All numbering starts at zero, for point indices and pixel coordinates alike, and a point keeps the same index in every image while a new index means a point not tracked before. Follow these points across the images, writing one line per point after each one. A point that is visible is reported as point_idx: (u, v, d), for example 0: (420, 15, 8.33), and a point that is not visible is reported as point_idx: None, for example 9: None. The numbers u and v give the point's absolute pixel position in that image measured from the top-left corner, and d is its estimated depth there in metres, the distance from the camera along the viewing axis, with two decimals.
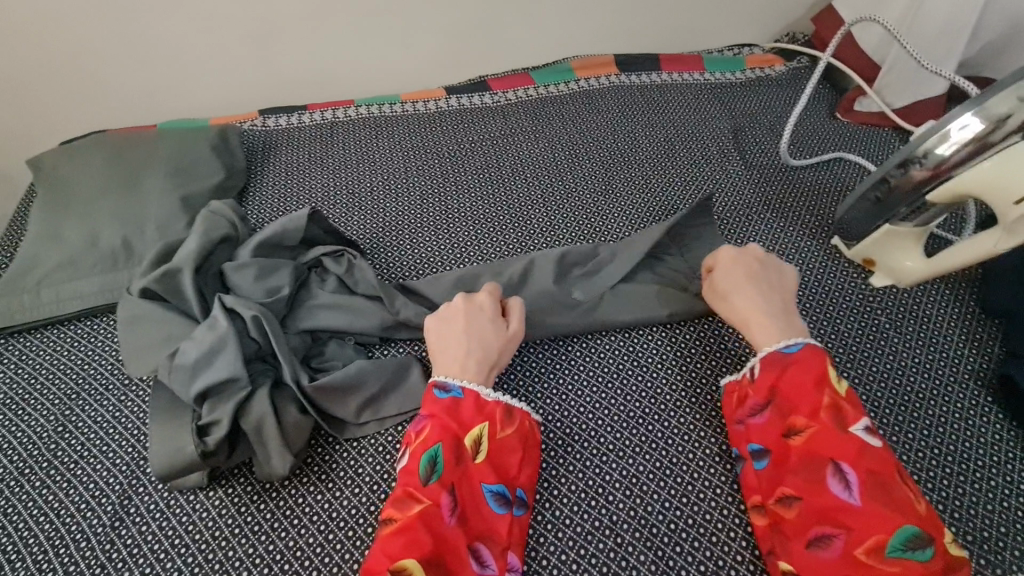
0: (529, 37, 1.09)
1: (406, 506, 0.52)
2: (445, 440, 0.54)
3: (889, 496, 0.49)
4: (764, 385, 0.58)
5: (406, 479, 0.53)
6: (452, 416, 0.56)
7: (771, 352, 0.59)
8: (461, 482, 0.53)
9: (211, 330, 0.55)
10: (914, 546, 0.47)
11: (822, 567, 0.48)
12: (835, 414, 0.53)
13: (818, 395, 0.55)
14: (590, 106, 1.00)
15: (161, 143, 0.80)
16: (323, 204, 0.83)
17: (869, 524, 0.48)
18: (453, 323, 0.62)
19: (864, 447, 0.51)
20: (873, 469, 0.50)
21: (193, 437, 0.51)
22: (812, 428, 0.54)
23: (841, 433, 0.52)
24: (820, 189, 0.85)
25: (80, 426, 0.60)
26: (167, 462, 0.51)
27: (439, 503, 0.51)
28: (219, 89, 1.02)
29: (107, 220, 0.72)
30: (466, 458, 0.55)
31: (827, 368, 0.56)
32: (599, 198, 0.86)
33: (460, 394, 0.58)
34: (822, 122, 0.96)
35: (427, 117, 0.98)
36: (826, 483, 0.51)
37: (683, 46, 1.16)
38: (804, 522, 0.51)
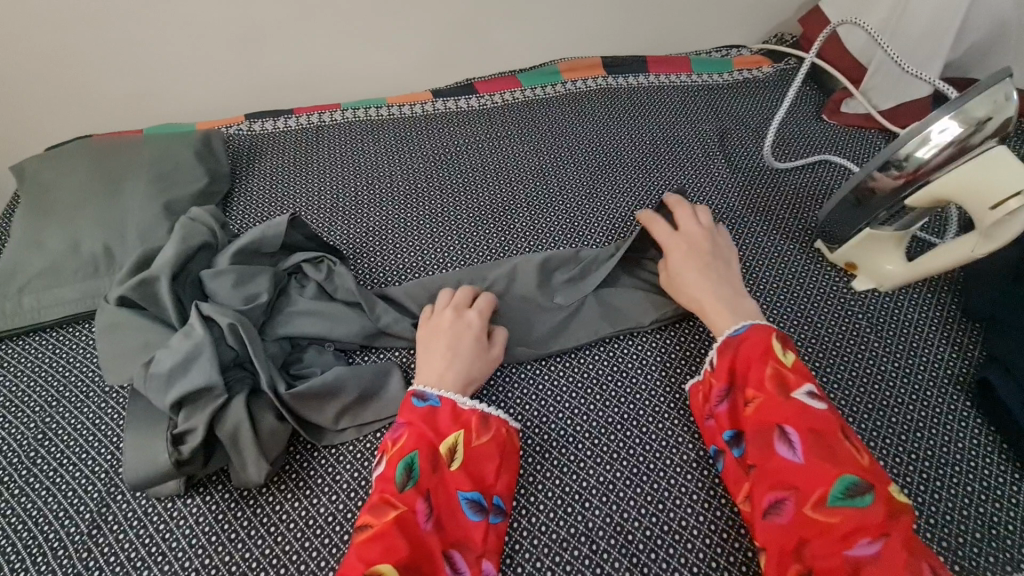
0: (516, 40, 1.09)
1: (382, 512, 0.51)
2: (421, 448, 0.55)
3: (830, 451, 0.51)
4: (719, 367, 0.60)
5: (382, 486, 0.53)
6: (429, 422, 0.57)
7: (724, 338, 0.62)
8: (436, 489, 0.54)
9: (187, 338, 0.55)
10: (854, 494, 0.48)
11: (776, 531, 0.50)
12: (779, 383, 0.55)
13: (762, 367, 0.57)
14: (577, 108, 1.00)
15: (144, 149, 0.80)
16: (306, 210, 0.83)
17: (813, 480, 0.50)
18: (438, 338, 0.63)
19: (805, 409, 0.53)
20: (814, 427, 0.52)
21: (168, 445, 0.51)
22: (759, 399, 0.56)
23: (784, 399, 0.54)
24: (804, 192, 0.85)
25: (60, 434, 0.60)
26: (141, 471, 0.51)
27: (414, 509, 0.51)
28: (205, 93, 1.02)
29: (89, 227, 0.72)
30: (443, 465, 0.55)
31: (772, 341, 0.59)
32: (584, 201, 0.86)
33: (437, 402, 0.58)
34: (808, 124, 0.96)
35: (413, 121, 0.98)
36: (773, 448, 0.53)
37: (671, 47, 1.16)
38: (758, 490, 0.52)
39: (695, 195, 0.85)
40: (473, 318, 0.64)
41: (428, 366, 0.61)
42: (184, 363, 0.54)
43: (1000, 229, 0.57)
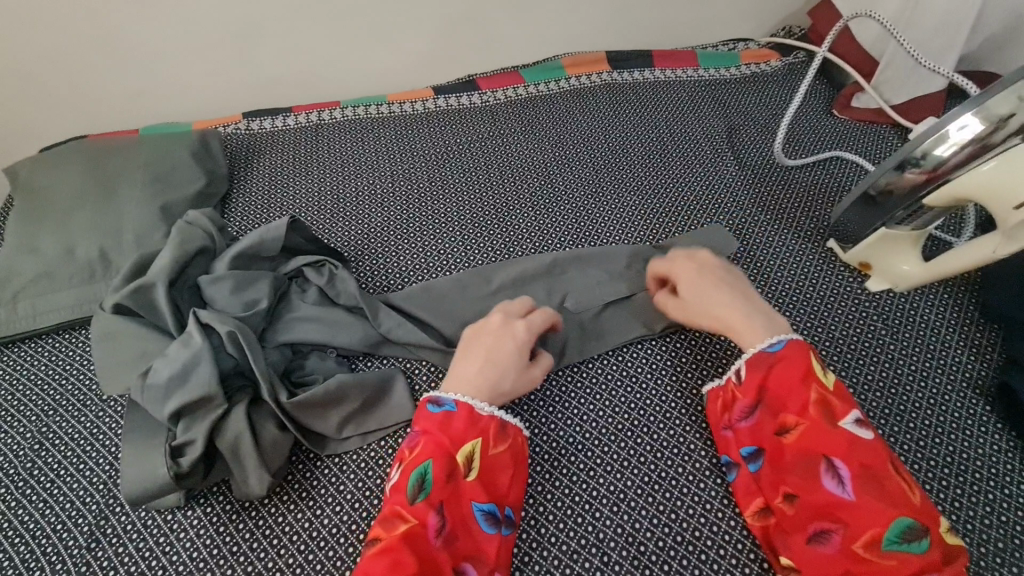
0: (518, 35, 1.06)
1: (392, 526, 0.50)
2: (435, 456, 0.53)
3: (881, 488, 0.48)
4: (751, 385, 0.57)
5: (394, 497, 0.52)
6: (445, 430, 0.54)
7: (756, 353, 0.58)
8: (450, 500, 0.51)
9: (186, 346, 0.54)
10: (910, 538, 0.46)
11: (820, 565, 0.49)
12: (823, 409, 0.52)
13: (805, 391, 0.53)
14: (581, 105, 0.98)
15: (141, 150, 0.78)
16: (307, 211, 0.82)
17: (865, 518, 0.48)
18: (478, 344, 0.60)
19: (853, 440, 0.51)
20: (864, 462, 0.50)
21: (166, 458, 0.50)
22: (801, 425, 0.53)
23: (830, 428, 0.52)
24: (815, 190, 0.83)
25: (57, 444, 0.59)
26: (140, 484, 0.49)
27: (426, 523, 0.49)
28: (202, 91, 1.00)
29: (84, 231, 0.70)
30: (458, 475, 0.53)
31: (811, 361, 0.55)
32: (590, 200, 0.84)
33: (454, 407, 0.56)
34: (818, 120, 0.93)
35: (414, 118, 0.96)
36: (819, 480, 0.50)
37: (677, 41, 1.14)
38: (801, 520, 0.51)
39: (704, 194, 0.83)
40: (520, 329, 0.61)
41: (463, 373, 0.59)
42: (182, 373, 0.53)
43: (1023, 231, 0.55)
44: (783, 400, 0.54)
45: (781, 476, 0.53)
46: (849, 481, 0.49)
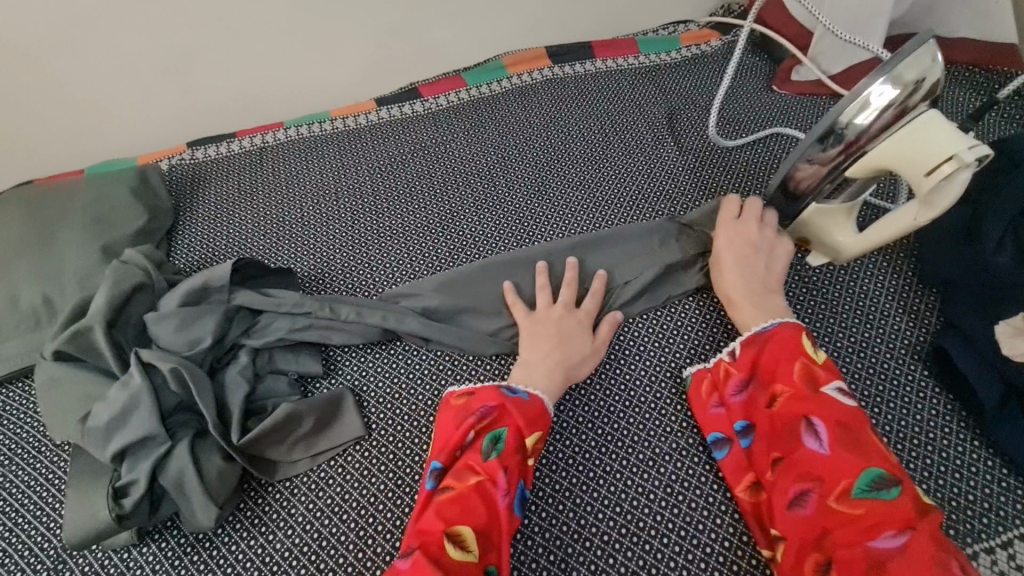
0: (459, 38, 1.06)
1: (462, 476, 0.53)
2: (510, 426, 0.56)
3: (858, 446, 0.51)
4: (744, 361, 0.60)
5: (467, 453, 0.55)
6: (521, 410, 0.57)
7: (755, 330, 0.62)
8: (514, 468, 0.54)
9: (125, 387, 0.55)
10: (881, 488, 0.48)
11: (798, 523, 0.50)
12: (807, 378, 0.56)
13: (791, 363, 0.57)
14: (523, 103, 0.98)
15: (79, 192, 0.79)
16: (253, 238, 0.82)
17: (839, 471, 0.50)
18: (544, 329, 0.64)
19: (833, 402, 0.54)
20: (841, 421, 0.52)
21: (108, 500, 0.51)
22: (786, 393, 0.56)
23: (812, 393, 0.55)
24: (755, 169, 0.83)
25: (12, 493, 0.60)
26: (87, 527, 0.51)
27: (495, 480, 0.53)
28: (145, 124, 1.00)
29: (27, 278, 0.70)
30: (524, 452, 0.56)
31: (800, 338, 0.59)
32: (534, 199, 0.84)
33: (526, 397, 0.58)
34: (758, 97, 0.94)
35: (357, 132, 0.96)
36: (801, 440, 0.53)
37: (618, 29, 1.14)
38: (782, 481, 0.53)
39: (647, 181, 0.84)
40: (583, 314, 0.66)
41: (536, 356, 0.62)
42: (123, 414, 0.54)
43: (937, 195, 0.56)
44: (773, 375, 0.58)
45: (765, 441, 0.56)
46: (826, 439, 0.52)
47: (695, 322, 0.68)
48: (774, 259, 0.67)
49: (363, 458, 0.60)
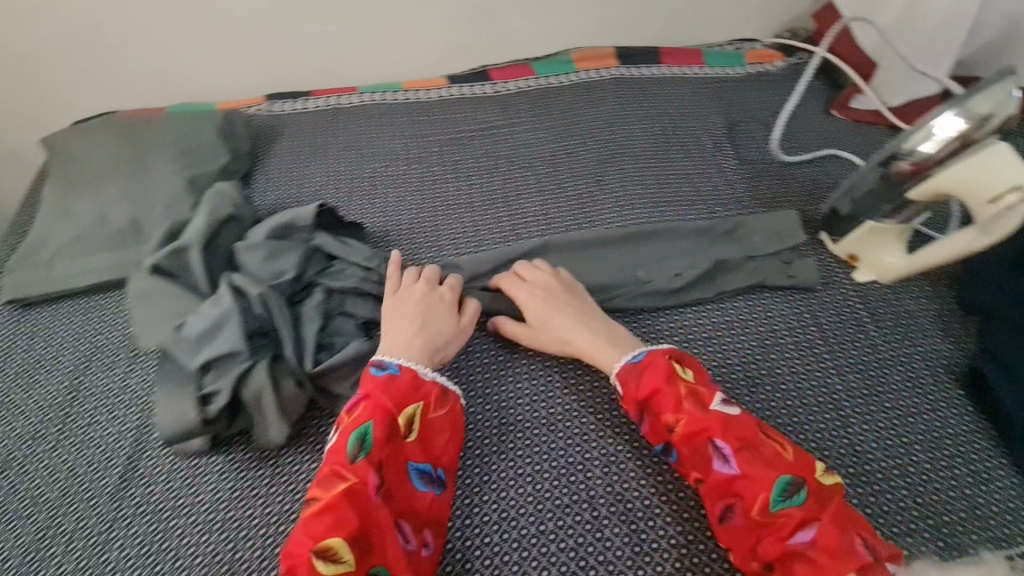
0: (533, 29, 1.10)
1: (331, 485, 0.50)
2: (376, 417, 0.54)
3: (759, 457, 0.52)
4: (632, 396, 0.59)
5: (333, 457, 0.52)
6: (387, 393, 0.56)
7: (623, 366, 0.61)
8: (389, 459, 0.53)
9: (217, 304, 0.59)
10: (791, 494, 0.50)
11: (736, 537, 0.51)
12: (694, 400, 0.56)
13: (674, 388, 0.57)
14: (589, 97, 1.01)
15: (169, 126, 0.83)
16: (324, 189, 0.86)
17: (753, 486, 0.51)
18: (406, 306, 0.64)
19: (727, 418, 0.54)
20: (741, 436, 0.53)
21: (195, 404, 0.56)
22: (680, 420, 0.55)
23: (705, 413, 0.55)
24: (810, 185, 0.86)
25: (90, 392, 0.64)
26: (173, 426, 0.56)
27: (365, 481, 0.50)
28: (225, 72, 1.04)
29: (117, 198, 0.75)
30: (397, 437, 0.54)
31: (670, 362, 0.59)
32: (594, 187, 0.87)
33: (397, 371, 0.58)
34: (817, 118, 0.97)
35: (428, 105, 1.00)
36: (709, 464, 0.53)
37: (684, 39, 1.17)
38: (708, 504, 0.53)
39: (704, 185, 0.87)
40: (448, 292, 0.66)
41: (389, 334, 0.62)
42: (214, 328, 0.58)
43: (998, 222, 0.59)
44: (660, 403, 0.57)
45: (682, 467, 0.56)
46: (730, 456, 0.53)
47: (744, 319, 0.71)
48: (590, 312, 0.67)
49: None
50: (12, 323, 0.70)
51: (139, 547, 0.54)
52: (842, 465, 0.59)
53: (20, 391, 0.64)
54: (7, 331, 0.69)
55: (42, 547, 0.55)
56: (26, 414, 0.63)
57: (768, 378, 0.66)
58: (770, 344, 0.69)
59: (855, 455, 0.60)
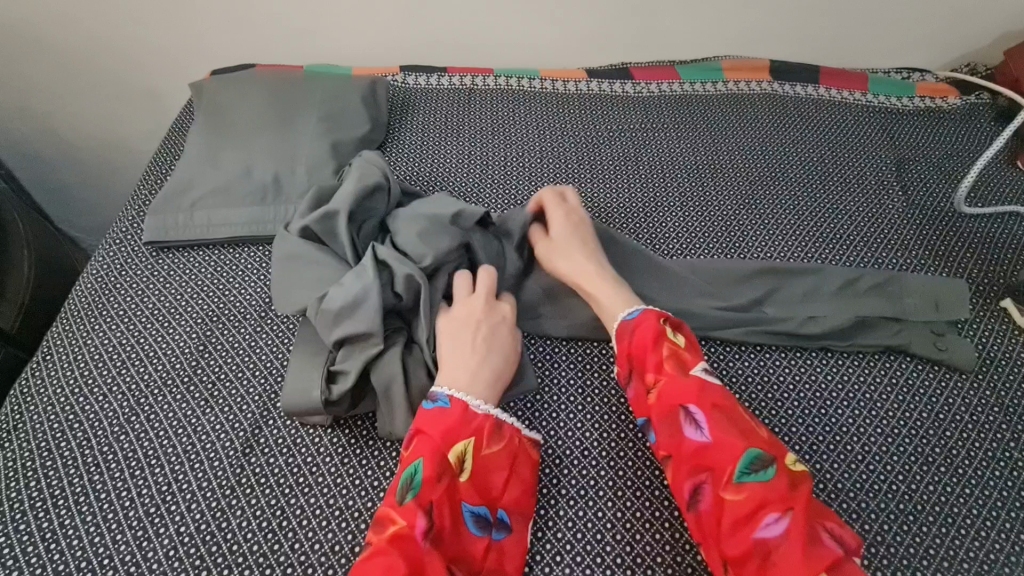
0: (683, 31, 1.03)
1: (383, 528, 0.47)
2: (426, 456, 0.50)
3: (732, 426, 0.50)
4: (619, 355, 0.58)
5: (386, 500, 0.49)
6: (438, 427, 0.51)
7: (620, 321, 0.60)
8: (441, 501, 0.49)
9: (359, 278, 0.56)
10: (758, 468, 0.48)
11: (698, 519, 0.49)
12: (675, 363, 0.54)
13: (658, 349, 0.55)
14: (738, 110, 0.94)
15: (316, 89, 0.82)
16: (455, 171, 0.82)
17: (722, 457, 0.49)
18: (463, 330, 0.57)
19: (704, 386, 0.52)
20: (716, 403, 0.51)
21: (321, 382, 0.53)
22: (659, 382, 0.54)
23: (682, 378, 0.53)
24: (992, 242, 0.76)
25: (218, 348, 0.63)
26: (294, 400, 0.53)
27: (414, 525, 0.46)
28: (364, 38, 1.02)
29: (261, 155, 0.74)
30: (450, 474, 0.50)
31: (663, 322, 0.57)
32: (742, 210, 0.80)
33: (447, 403, 0.53)
34: (999, 167, 0.86)
35: (566, 97, 0.96)
36: (680, 430, 0.51)
37: (843, 60, 1.08)
38: (677, 478, 0.51)
39: (867, 226, 0.78)
40: (504, 314, 0.60)
41: (447, 363, 0.56)
42: (353, 303, 0.55)
43: None
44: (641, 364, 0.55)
45: (655, 440, 0.53)
46: (703, 424, 0.51)
47: (914, 386, 0.63)
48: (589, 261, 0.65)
49: (550, 417, 0.59)
50: (148, 265, 0.70)
51: (257, 520, 0.52)
52: None
53: (152, 336, 0.64)
54: (142, 273, 0.70)
55: (163, 502, 0.53)
56: (156, 360, 0.62)
57: (942, 459, 0.58)
58: (944, 419, 0.61)
59: None
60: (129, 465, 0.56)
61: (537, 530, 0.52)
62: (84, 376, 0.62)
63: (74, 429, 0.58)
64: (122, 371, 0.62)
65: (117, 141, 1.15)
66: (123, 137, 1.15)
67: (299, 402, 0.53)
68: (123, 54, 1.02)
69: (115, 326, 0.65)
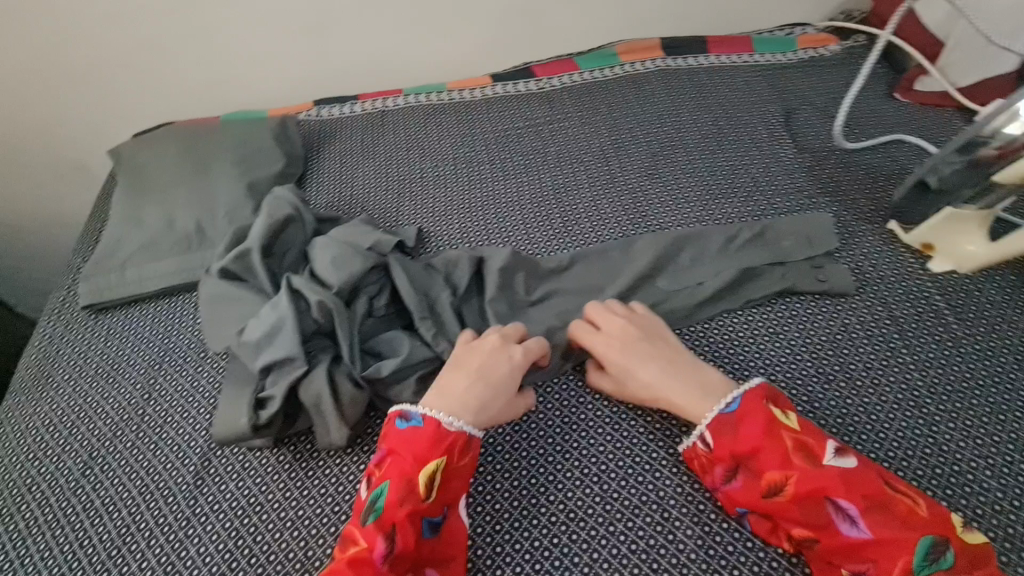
0: (577, 24, 1.09)
1: (347, 548, 0.51)
2: (392, 479, 0.52)
3: (891, 514, 0.48)
4: (724, 452, 0.53)
5: (352, 519, 0.53)
6: (406, 449, 0.54)
7: (713, 417, 0.55)
8: (401, 523, 0.50)
9: (276, 309, 0.59)
10: (936, 555, 0.46)
11: None
12: (803, 456, 0.51)
13: (781, 444, 0.52)
14: (634, 90, 1.00)
15: (228, 135, 0.86)
16: (374, 190, 0.87)
17: (891, 549, 0.47)
18: (470, 361, 0.60)
19: (846, 475, 0.50)
20: (867, 493, 0.49)
21: (248, 409, 0.56)
22: (792, 479, 0.50)
23: (817, 471, 0.50)
24: (876, 172, 0.82)
25: (162, 393, 0.66)
26: (225, 429, 0.57)
27: (370, 547, 0.49)
28: (276, 81, 1.07)
29: (182, 207, 0.78)
30: (415, 495, 0.51)
31: (770, 407, 0.54)
32: (647, 180, 0.85)
33: (420, 423, 0.55)
34: (878, 102, 0.92)
35: (474, 104, 1.00)
36: (832, 524, 0.49)
37: (731, 27, 1.14)
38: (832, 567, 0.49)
39: (762, 176, 0.83)
40: (518, 351, 0.61)
41: (441, 386, 0.59)
42: (271, 333, 0.58)
43: None
44: (764, 460, 0.52)
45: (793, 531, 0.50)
46: (858, 517, 0.48)
47: (813, 313, 0.68)
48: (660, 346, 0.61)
49: None
50: (89, 328, 0.73)
51: (214, 544, 0.55)
52: (928, 466, 0.57)
53: (99, 393, 0.67)
54: (83, 336, 0.73)
55: (124, 543, 0.56)
56: (104, 415, 0.65)
57: (843, 375, 0.63)
58: (841, 339, 0.66)
59: (942, 455, 0.57)
60: (88, 514, 0.58)
61: (477, 506, 0.58)
62: (39, 441, 0.64)
63: (33, 491, 0.61)
64: (72, 430, 0.65)
65: (54, 217, 1.18)
66: (60, 212, 1.17)
67: (229, 431, 0.56)
68: (49, 132, 1.05)
69: (62, 389, 0.68)
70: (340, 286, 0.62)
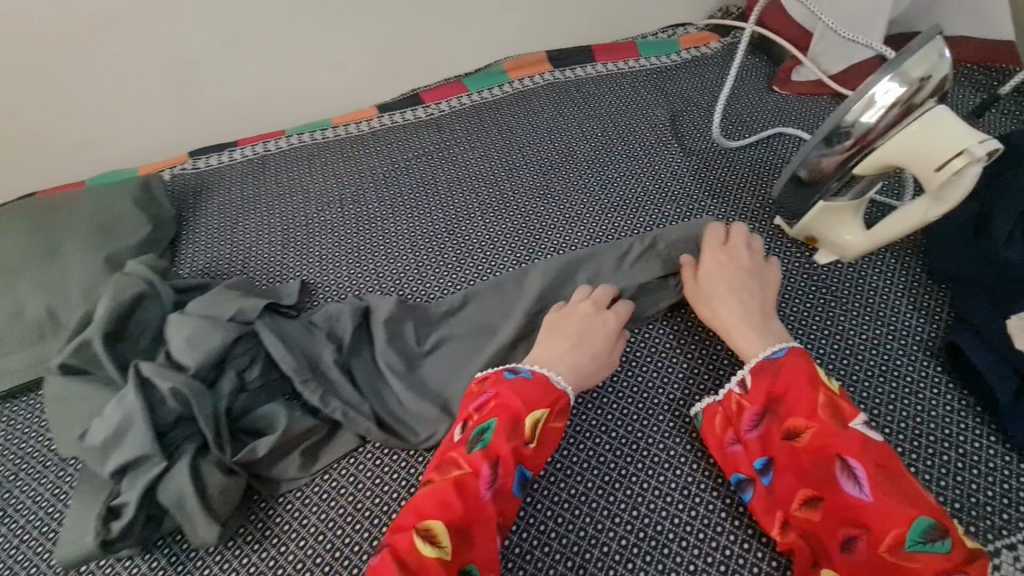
0: (461, 45, 1.06)
1: (445, 470, 0.51)
2: (500, 416, 0.53)
3: (898, 487, 0.46)
4: (759, 392, 0.54)
5: (453, 447, 0.53)
6: (519, 393, 0.54)
7: (757, 361, 0.56)
8: (505, 458, 0.51)
9: (121, 404, 0.54)
10: (933, 537, 0.44)
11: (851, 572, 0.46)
12: (833, 411, 0.51)
13: (813, 394, 0.52)
14: (523, 108, 0.98)
15: (84, 203, 0.79)
16: (255, 245, 0.82)
17: (887, 518, 0.45)
18: (569, 325, 0.61)
19: (865, 440, 0.49)
20: (879, 461, 0.48)
21: (97, 524, 0.51)
22: (812, 427, 0.50)
23: (841, 428, 0.49)
24: (759, 168, 0.83)
25: (19, 507, 0.59)
26: (71, 550, 0.51)
27: (478, 472, 0.50)
28: (147, 135, 0.99)
29: (32, 291, 0.70)
30: (519, 437, 0.52)
31: (813, 365, 0.54)
32: (538, 201, 0.83)
33: (528, 376, 0.56)
34: (759, 97, 0.94)
35: (360, 139, 0.96)
36: (838, 483, 0.48)
37: (617, 33, 1.14)
38: (829, 529, 0.48)
39: (652, 184, 0.83)
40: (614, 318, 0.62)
41: (544, 348, 0.60)
42: (119, 432, 0.53)
43: (948, 189, 0.56)
44: (794, 402, 0.52)
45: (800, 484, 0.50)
46: (864, 480, 0.47)
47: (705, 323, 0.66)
48: (762, 283, 0.63)
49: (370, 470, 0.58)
50: None
51: None
52: None
53: None
54: None
55: None
56: None
57: None
58: None
59: None
60: None
61: None
62: None
63: None
64: None
65: None
66: None
67: (77, 550, 0.51)
68: None
69: None
70: (199, 366, 0.57)
